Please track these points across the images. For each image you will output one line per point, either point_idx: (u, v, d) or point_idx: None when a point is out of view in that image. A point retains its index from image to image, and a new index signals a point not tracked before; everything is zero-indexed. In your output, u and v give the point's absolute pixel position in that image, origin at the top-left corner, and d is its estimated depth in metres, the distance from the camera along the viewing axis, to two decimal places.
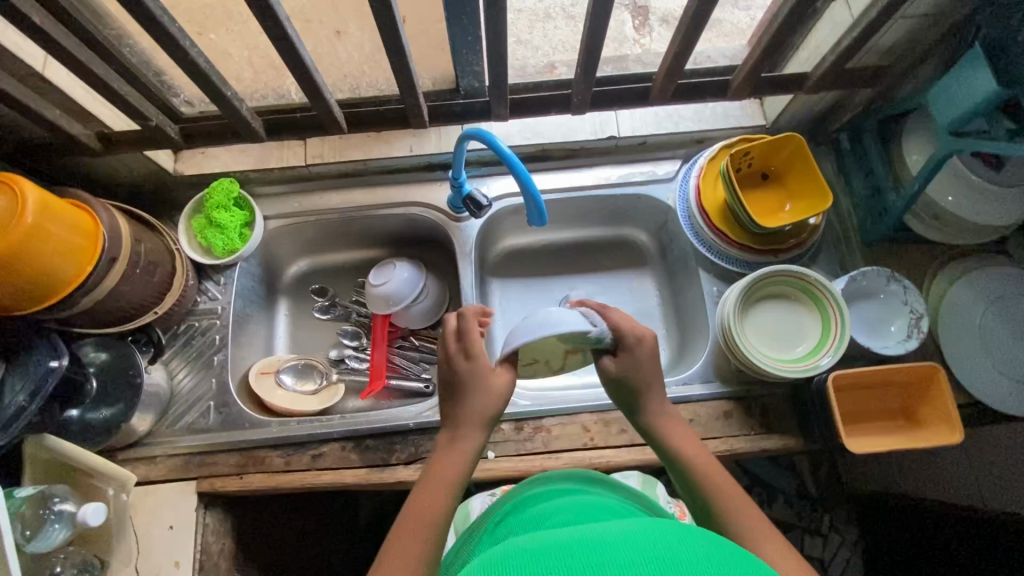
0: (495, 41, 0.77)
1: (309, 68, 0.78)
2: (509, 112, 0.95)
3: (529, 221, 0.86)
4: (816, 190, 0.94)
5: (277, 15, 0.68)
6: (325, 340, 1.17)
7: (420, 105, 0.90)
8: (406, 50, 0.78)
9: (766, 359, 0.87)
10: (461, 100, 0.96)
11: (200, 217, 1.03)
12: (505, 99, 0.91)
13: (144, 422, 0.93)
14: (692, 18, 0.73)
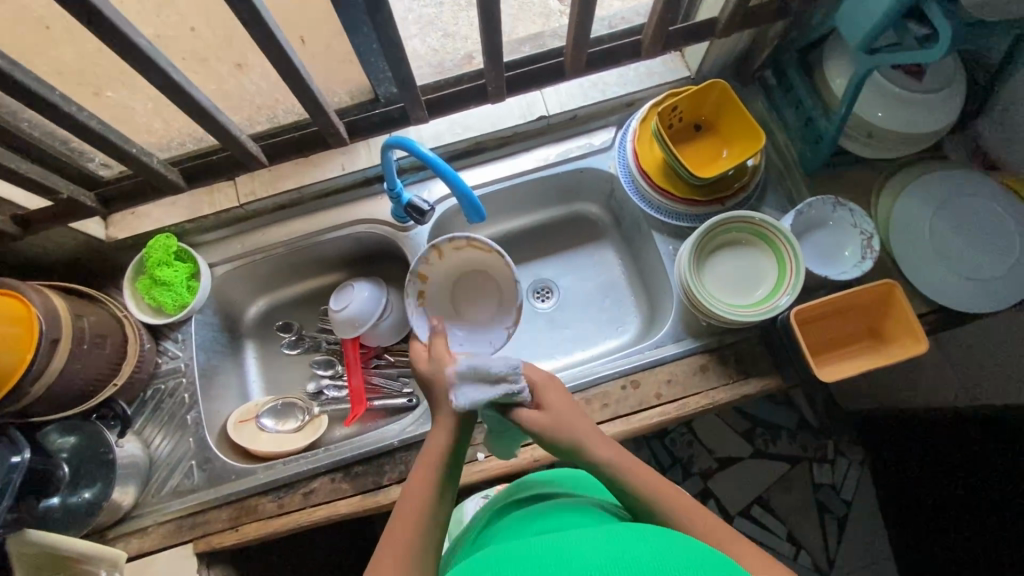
0: (392, 46, 0.76)
1: (209, 110, 0.74)
2: (428, 113, 0.92)
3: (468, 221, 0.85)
4: (749, 131, 0.94)
5: (158, 64, 0.65)
6: (298, 375, 1.15)
7: (335, 123, 0.87)
8: (305, 73, 0.76)
9: (729, 307, 0.88)
10: (381, 109, 0.93)
11: (143, 278, 1.01)
12: (419, 101, 0.88)
13: (128, 495, 0.91)
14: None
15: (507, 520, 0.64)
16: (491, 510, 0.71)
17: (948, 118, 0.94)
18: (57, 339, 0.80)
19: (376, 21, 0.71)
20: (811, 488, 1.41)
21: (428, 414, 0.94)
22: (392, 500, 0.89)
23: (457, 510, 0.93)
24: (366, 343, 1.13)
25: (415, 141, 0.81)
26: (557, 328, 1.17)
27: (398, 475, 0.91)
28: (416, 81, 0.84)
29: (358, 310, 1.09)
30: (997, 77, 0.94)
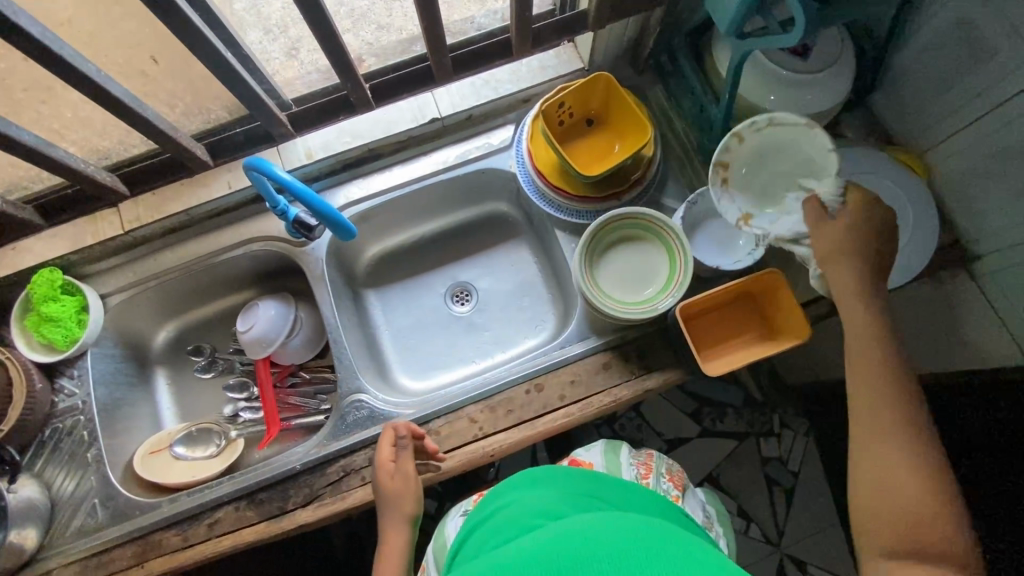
0: (220, 65, 0.73)
1: (37, 148, 0.75)
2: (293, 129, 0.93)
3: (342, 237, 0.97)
4: (637, 123, 0.92)
5: None
6: (214, 399, 1.13)
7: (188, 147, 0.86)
8: (130, 98, 0.74)
9: (621, 306, 0.88)
10: (241, 129, 0.92)
11: (31, 315, 0.97)
12: (276, 118, 0.86)
13: (30, 538, 0.89)
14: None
15: (493, 523, 0.73)
16: (473, 521, 0.79)
17: (838, 96, 0.91)
18: None
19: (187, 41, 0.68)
20: (757, 462, 1.42)
21: (332, 434, 0.93)
22: (299, 524, 0.88)
23: (441, 532, 0.92)
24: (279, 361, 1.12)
25: (271, 164, 0.82)
26: (476, 333, 1.16)
27: (303, 499, 0.90)
28: (267, 101, 0.83)
29: (264, 329, 1.07)
30: (881, 50, 0.93)
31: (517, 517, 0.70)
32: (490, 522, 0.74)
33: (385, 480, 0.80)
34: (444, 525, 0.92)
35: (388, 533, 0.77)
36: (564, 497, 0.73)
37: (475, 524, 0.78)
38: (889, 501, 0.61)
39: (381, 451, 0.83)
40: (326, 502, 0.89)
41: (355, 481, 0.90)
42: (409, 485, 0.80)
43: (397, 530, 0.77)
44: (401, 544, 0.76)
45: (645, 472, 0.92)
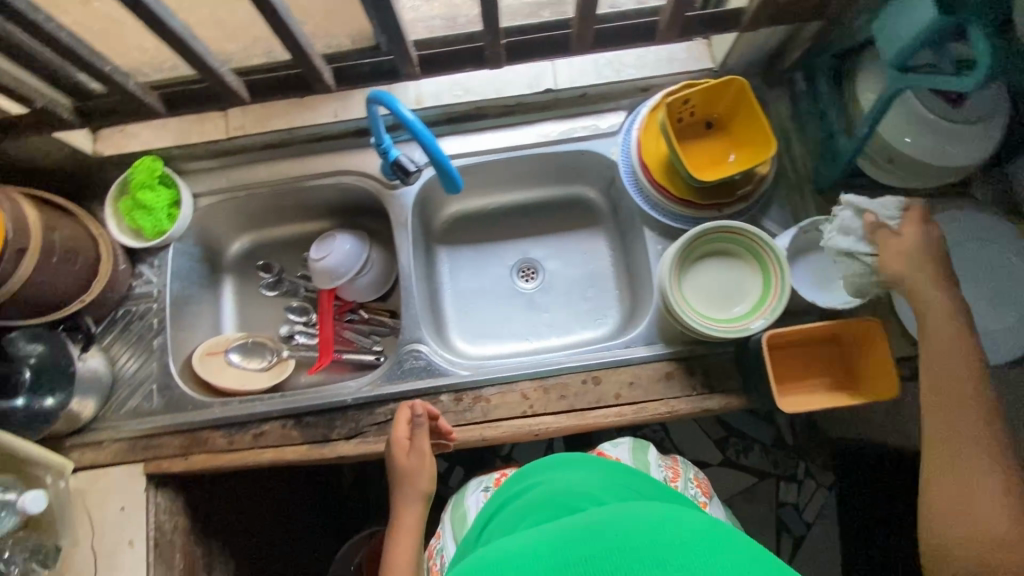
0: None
1: (182, 38, 0.75)
2: (419, 70, 0.90)
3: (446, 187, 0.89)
4: (760, 137, 0.88)
5: None
6: (272, 317, 1.16)
7: (320, 71, 0.87)
8: (282, 8, 0.74)
9: (703, 318, 0.85)
10: (371, 60, 0.91)
11: (126, 198, 1.00)
12: (409, 57, 0.85)
13: (88, 407, 0.93)
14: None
15: (524, 507, 0.72)
16: (499, 500, 0.79)
17: (982, 154, 0.85)
18: (25, 248, 0.80)
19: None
20: (772, 504, 1.39)
21: (385, 378, 0.95)
22: (339, 454, 0.90)
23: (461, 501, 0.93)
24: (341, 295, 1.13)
25: (394, 100, 0.80)
26: (535, 312, 1.15)
27: (347, 432, 0.92)
28: (404, 35, 0.81)
29: (338, 263, 1.09)
30: None
31: (556, 500, 0.69)
32: (523, 504, 0.74)
33: (401, 461, 0.82)
34: (466, 499, 0.92)
35: (402, 510, 0.81)
36: (607, 486, 0.72)
37: (510, 498, 0.78)
38: (964, 487, 0.65)
39: (398, 430, 0.84)
40: (368, 441, 0.91)
41: None
42: (421, 469, 0.82)
43: (411, 508, 0.81)
44: (414, 523, 0.80)
45: (674, 477, 0.90)
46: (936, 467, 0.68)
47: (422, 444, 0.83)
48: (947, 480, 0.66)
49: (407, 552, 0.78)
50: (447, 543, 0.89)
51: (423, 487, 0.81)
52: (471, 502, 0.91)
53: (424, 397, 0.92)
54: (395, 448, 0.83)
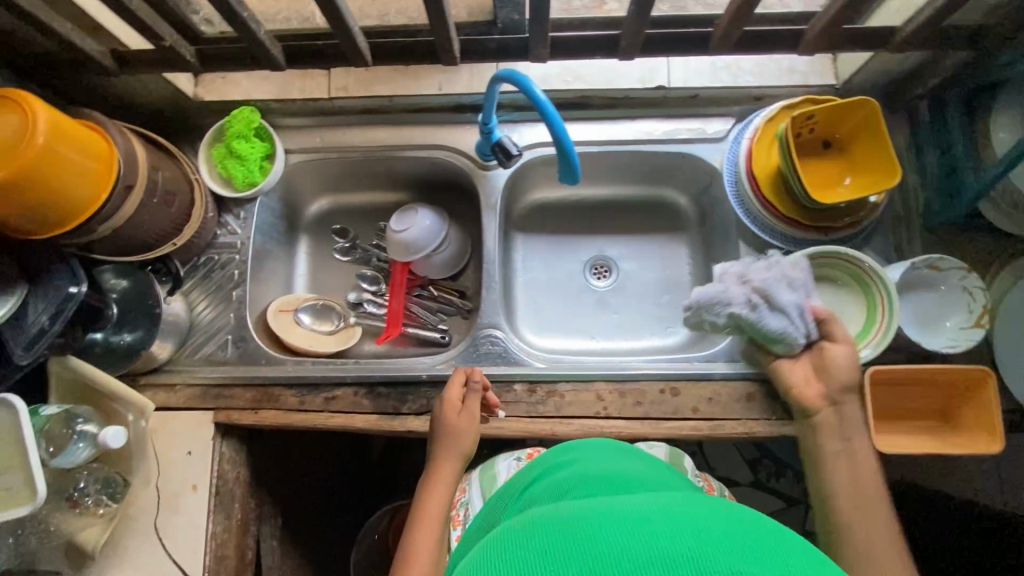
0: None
1: None
2: (549, 54, 0.82)
3: (562, 177, 0.82)
4: (882, 164, 0.85)
5: None
6: (342, 281, 1.16)
7: (452, 39, 0.78)
8: None
9: (801, 346, 0.83)
10: (498, 36, 0.88)
11: (220, 145, 0.99)
12: (545, 39, 0.78)
13: (164, 349, 0.94)
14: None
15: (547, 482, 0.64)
16: (532, 470, 0.70)
17: None
18: (132, 185, 0.79)
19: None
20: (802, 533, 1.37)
21: (460, 359, 0.94)
22: (407, 429, 0.90)
23: (490, 464, 0.86)
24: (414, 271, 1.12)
25: (528, 80, 0.79)
26: (606, 311, 1.13)
27: (417, 408, 0.91)
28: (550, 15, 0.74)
29: (421, 238, 1.07)
30: None
31: (583, 476, 0.60)
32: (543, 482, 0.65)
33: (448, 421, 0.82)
34: (494, 465, 0.85)
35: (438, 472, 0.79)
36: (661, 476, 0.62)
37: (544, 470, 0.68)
38: (876, 538, 0.71)
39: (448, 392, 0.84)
40: None
41: None
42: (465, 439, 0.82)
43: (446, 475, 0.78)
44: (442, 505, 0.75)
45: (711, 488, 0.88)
46: (847, 523, 0.73)
47: (474, 404, 0.84)
48: (858, 538, 0.71)
49: (436, 516, 0.74)
50: (472, 497, 0.83)
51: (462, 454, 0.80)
52: (503, 466, 0.84)
53: (498, 383, 0.91)
54: (446, 404, 0.84)
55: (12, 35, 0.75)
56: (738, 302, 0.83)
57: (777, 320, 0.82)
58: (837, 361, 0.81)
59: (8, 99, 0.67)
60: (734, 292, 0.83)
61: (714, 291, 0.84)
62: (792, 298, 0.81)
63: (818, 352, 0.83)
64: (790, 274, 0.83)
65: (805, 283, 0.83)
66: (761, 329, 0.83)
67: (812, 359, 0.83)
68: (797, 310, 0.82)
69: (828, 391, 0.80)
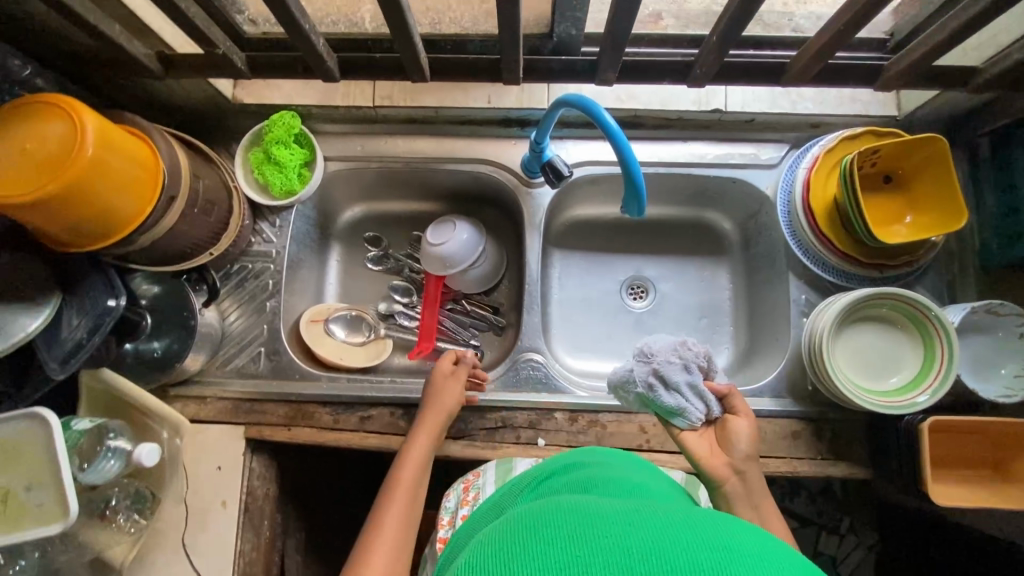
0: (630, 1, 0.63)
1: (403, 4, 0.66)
2: (617, 77, 0.82)
3: (624, 211, 0.78)
4: (947, 204, 0.82)
5: None
6: (373, 292, 1.12)
7: (518, 58, 0.75)
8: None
9: (854, 387, 0.82)
10: (564, 58, 0.87)
11: (257, 150, 0.95)
12: (619, 60, 0.75)
13: (196, 361, 0.91)
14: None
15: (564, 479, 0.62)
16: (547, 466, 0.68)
17: None
18: (174, 196, 0.76)
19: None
20: None
21: (500, 383, 0.91)
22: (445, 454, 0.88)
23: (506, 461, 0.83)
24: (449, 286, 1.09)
25: (597, 105, 0.75)
26: (642, 334, 1.11)
27: (455, 432, 0.89)
28: (628, 39, 0.71)
29: (458, 252, 1.03)
30: None
31: (605, 480, 0.57)
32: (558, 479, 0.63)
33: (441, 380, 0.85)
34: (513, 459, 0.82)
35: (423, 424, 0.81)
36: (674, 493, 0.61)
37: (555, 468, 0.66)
38: None
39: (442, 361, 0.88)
40: (476, 445, 0.88)
41: (509, 437, 0.88)
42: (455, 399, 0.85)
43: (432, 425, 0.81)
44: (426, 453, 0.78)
45: None
46: None
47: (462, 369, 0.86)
48: None
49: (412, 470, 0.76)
50: (485, 484, 0.80)
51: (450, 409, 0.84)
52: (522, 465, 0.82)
53: (538, 409, 0.89)
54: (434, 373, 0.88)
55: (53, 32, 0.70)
56: (639, 379, 0.75)
57: (673, 398, 0.74)
58: (726, 433, 0.74)
59: (54, 107, 0.63)
60: (636, 366, 0.75)
61: (623, 366, 0.76)
62: (684, 377, 0.74)
63: (720, 427, 0.75)
64: (680, 350, 0.75)
65: (699, 359, 0.75)
66: (660, 406, 0.74)
67: (715, 433, 0.74)
68: (665, 382, 0.74)
69: (735, 459, 0.71)
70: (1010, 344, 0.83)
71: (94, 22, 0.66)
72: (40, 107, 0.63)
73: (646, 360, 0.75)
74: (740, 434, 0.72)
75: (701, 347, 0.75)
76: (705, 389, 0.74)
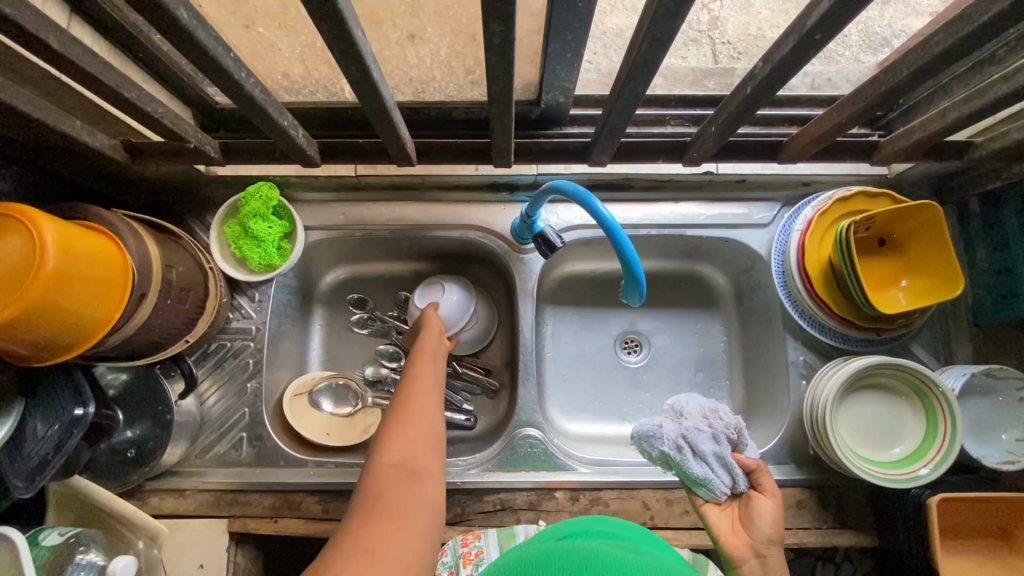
0: (631, 96, 0.60)
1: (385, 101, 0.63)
2: (609, 159, 0.79)
3: (626, 298, 0.77)
4: (943, 271, 0.82)
5: (362, 58, 0.55)
6: (359, 358, 1.08)
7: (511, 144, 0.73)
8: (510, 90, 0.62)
9: (857, 460, 0.80)
10: (554, 141, 0.86)
11: (233, 223, 0.90)
12: (614, 147, 0.74)
13: (174, 453, 0.86)
14: (883, 91, 0.57)
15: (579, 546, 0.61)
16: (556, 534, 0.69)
17: None
18: (144, 293, 0.71)
19: (634, 71, 0.56)
20: None
21: (496, 462, 0.88)
22: (442, 542, 0.84)
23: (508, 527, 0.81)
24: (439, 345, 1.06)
25: (597, 202, 0.72)
26: (639, 391, 1.08)
27: (451, 517, 0.85)
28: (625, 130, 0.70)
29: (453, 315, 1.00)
30: None
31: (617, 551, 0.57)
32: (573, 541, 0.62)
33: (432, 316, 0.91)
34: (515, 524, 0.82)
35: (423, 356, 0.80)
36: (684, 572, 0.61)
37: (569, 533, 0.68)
38: None
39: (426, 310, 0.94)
40: (474, 530, 0.84)
41: (509, 520, 0.85)
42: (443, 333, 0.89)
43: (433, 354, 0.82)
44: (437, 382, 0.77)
45: None
46: None
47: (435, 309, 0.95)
48: None
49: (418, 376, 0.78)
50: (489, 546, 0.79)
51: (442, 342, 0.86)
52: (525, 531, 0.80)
53: (538, 489, 0.86)
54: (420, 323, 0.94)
55: None
56: (667, 440, 0.74)
57: (700, 467, 0.73)
58: (747, 513, 0.71)
59: (11, 218, 0.58)
60: (665, 426, 0.75)
61: (653, 423, 0.76)
62: (711, 447, 0.73)
63: (745, 502, 0.72)
64: (709, 417, 0.75)
65: (729, 431, 0.74)
66: (688, 474, 0.73)
67: (739, 510, 0.72)
68: (693, 447, 0.73)
69: (755, 540, 0.68)
70: (1008, 408, 0.83)
71: (51, 121, 0.61)
72: None
73: (677, 421, 0.76)
74: (759, 512, 0.69)
75: (733, 418, 0.74)
76: (732, 461, 0.72)
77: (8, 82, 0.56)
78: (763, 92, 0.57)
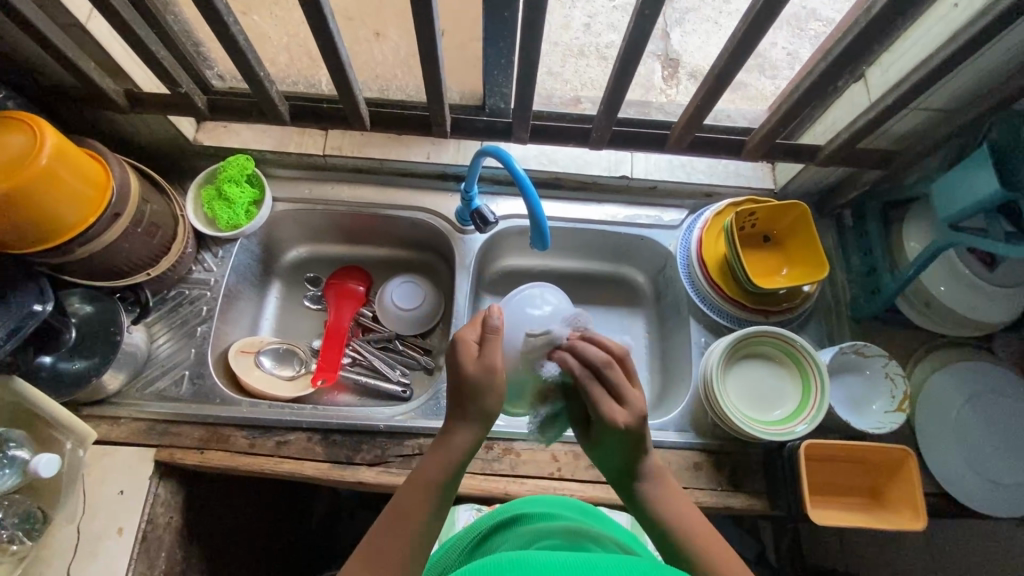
0: (531, 67, 0.78)
1: (343, 63, 0.78)
2: (530, 137, 0.96)
3: (533, 245, 0.91)
4: (814, 259, 0.96)
5: (322, 8, 0.68)
6: (309, 329, 1.15)
7: (445, 114, 0.90)
8: (441, 61, 0.78)
9: (744, 418, 0.89)
10: (486, 118, 0.98)
11: (210, 188, 1.03)
12: (526, 124, 0.92)
13: (115, 380, 0.91)
14: (717, 76, 0.76)
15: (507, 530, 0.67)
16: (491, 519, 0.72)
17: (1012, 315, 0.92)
18: (119, 214, 0.81)
19: (528, 42, 0.74)
20: None
21: (421, 411, 0.95)
22: (359, 480, 0.90)
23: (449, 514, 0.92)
24: (371, 301, 1.15)
25: (509, 156, 0.87)
26: None
27: (370, 459, 0.91)
28: (531, 105, 0.88)
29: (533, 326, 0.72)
30: None
31: (544, 527, 0.65)
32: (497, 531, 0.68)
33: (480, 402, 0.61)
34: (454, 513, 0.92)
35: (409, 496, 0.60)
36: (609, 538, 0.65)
37: (501, 522, 0.70)
38: None
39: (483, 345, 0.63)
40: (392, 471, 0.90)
41: None
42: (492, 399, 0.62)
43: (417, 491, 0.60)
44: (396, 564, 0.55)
45: None
46: None
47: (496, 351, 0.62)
48: None
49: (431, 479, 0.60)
50: None
51: (457, 453, 0.61)
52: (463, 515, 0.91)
53: None
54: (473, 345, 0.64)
55: (29, 61, 0.80)
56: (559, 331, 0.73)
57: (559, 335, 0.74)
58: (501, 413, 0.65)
59: (22, 121, 0.72)
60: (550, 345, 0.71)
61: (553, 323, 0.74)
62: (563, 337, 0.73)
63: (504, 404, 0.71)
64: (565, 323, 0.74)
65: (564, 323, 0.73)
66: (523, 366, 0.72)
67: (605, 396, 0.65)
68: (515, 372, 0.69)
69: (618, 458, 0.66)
70: (874, 381, 0.93)
71: (67, 52, 0.76)
72: (11, 122, 0.72)
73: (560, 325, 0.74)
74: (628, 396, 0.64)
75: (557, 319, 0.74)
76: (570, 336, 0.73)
77: (44, 17, 0.73)
78: (627, 66, 0.76)
